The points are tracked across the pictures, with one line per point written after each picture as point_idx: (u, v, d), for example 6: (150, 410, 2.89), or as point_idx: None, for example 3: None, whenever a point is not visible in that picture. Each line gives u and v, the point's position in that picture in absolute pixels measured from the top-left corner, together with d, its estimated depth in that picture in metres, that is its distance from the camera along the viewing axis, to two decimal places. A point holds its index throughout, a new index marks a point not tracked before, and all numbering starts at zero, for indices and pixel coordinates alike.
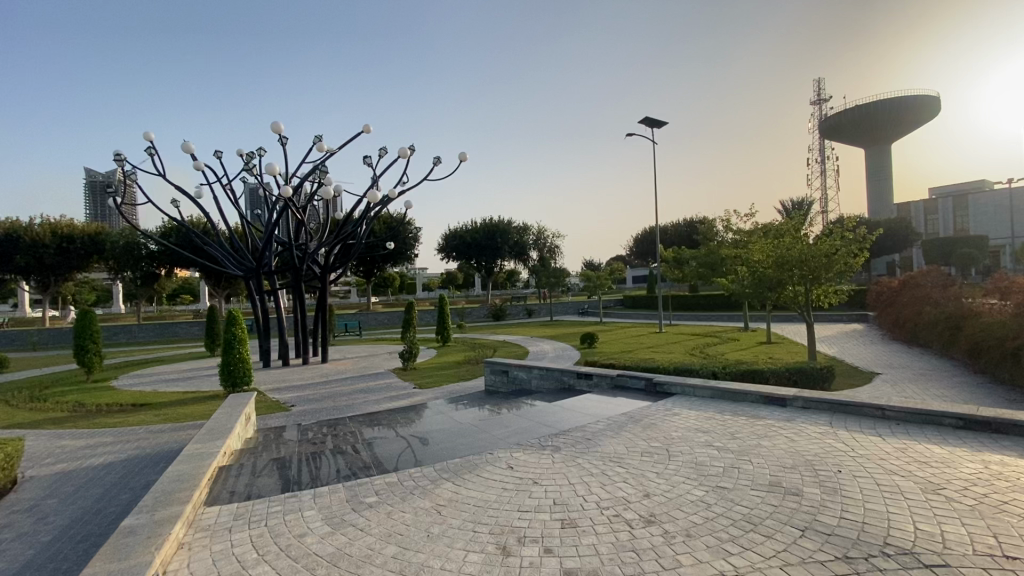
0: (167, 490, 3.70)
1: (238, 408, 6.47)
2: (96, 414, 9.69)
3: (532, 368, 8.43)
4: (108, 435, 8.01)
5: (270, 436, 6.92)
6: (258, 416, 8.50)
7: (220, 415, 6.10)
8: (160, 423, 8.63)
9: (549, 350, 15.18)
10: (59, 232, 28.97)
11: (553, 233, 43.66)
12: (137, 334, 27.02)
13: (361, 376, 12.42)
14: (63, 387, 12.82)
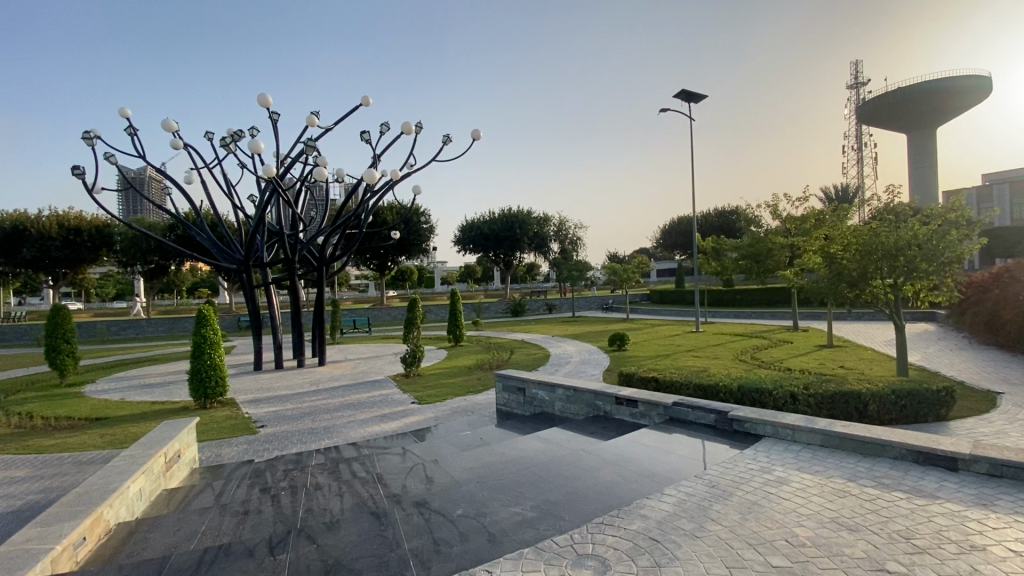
0: None
1: (153, 448, 4.61)
2: (38, 431, 8.12)
3: (556, 387, 6.53)
4: (23, 462, 6.31)
5: (206, 479, 5.04)
6: (214, 442, 6.80)
7: (116, 465, 4.25)
8: (97, 446, 6.94)
9: (573, 353, 13.26)
10: (67, 225, 27.99)
11: (575, 225, 41.54)
12: (145, 329, 26.03)
13: (356, 385, 10.71)
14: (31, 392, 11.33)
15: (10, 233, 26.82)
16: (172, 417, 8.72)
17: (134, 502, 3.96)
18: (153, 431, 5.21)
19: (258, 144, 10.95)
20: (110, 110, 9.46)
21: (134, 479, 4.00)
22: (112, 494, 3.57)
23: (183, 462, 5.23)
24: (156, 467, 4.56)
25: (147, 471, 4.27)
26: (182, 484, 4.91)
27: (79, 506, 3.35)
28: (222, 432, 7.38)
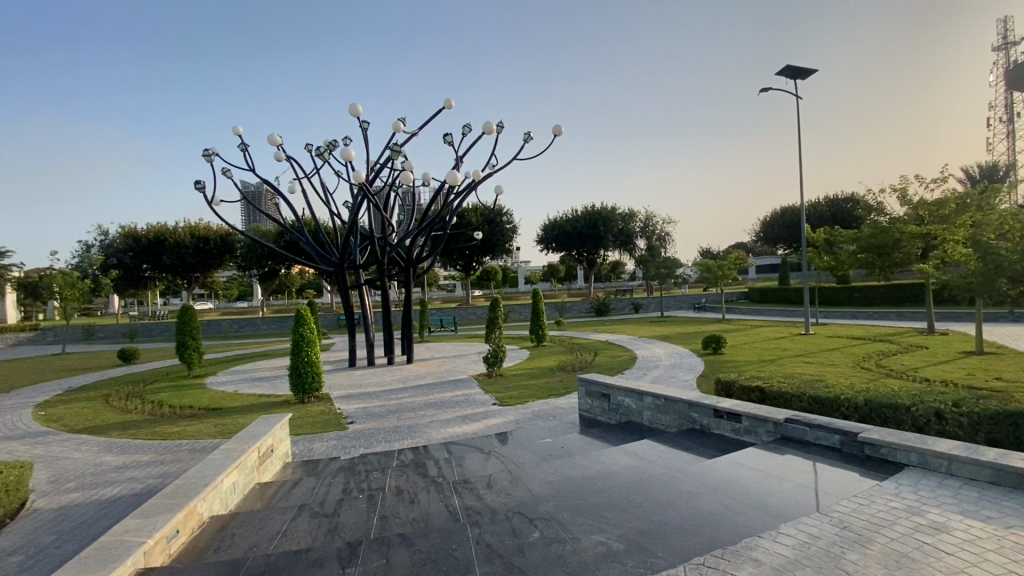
0: None
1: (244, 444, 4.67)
2: (167, 417, 9.07)
3: (644, 395, 6.00)
4: (149, 438, 6.98)
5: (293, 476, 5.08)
6: (308, 437, 7.11)
7: (211, 460, 4.30)
8: (210, 432, 7.54)
9: (663, 355, 12.45)
10: (198, 234, 31.76)
11: (663, 220, 39.62)
12: (260, 326, 28.80)
13: (440, 384, 10.84)
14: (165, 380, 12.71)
15: (154, 243, 31.00)
16: (275, 409, 9.32)
17: (225, 496, 3.94)
18: (250, 427, 5.39)
19: (349, 152, 11.45)
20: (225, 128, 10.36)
21: (226, 474, 4.01)
22: (204, 489, 3.52)
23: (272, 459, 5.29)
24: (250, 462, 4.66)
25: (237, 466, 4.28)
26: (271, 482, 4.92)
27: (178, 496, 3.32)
28: (315, 427, 7.70)
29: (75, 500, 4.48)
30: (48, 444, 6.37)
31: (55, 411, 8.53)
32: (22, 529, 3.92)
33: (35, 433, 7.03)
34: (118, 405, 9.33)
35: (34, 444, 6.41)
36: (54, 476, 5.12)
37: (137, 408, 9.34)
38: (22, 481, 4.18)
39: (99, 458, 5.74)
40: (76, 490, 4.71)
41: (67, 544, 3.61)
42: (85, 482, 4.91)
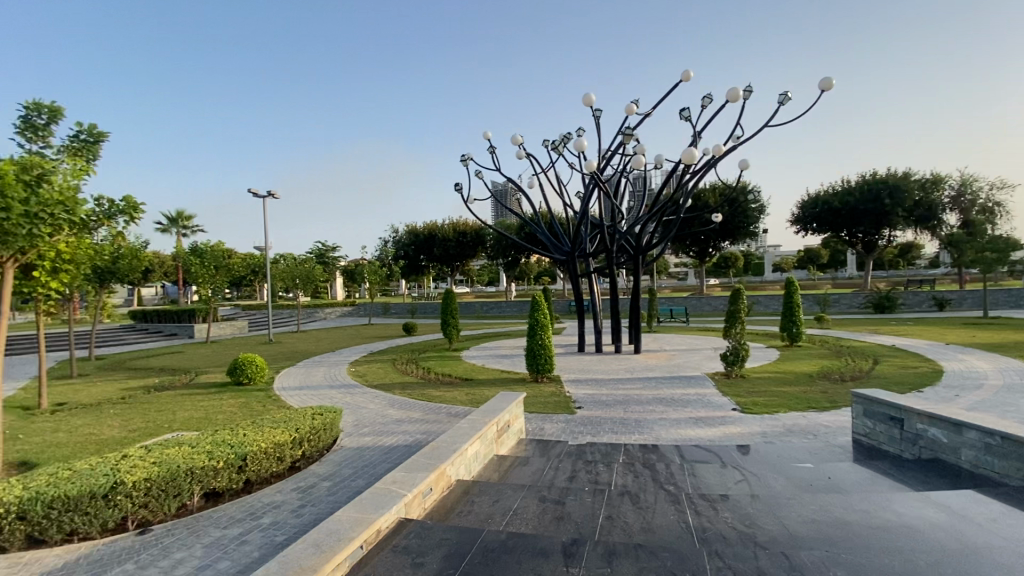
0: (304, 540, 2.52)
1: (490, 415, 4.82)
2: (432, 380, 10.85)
3: (962, 429, 4.36)
4: (419, 396, 8.38)
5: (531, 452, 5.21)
6: (539, 415, 7.48)
7: (463, 425, 4.58)
8: (464, 395, 8.61)
9: (991, 371, 9.04)
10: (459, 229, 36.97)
11: (992, 185, 29.04)
12: (504, 309, 31.67)
13: (671, 379, 10.16)
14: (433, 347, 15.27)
15: (427, 238, 36.65)
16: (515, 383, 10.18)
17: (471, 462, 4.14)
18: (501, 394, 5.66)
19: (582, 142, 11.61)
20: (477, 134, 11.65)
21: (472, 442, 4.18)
22: (454, 454, 3.76)
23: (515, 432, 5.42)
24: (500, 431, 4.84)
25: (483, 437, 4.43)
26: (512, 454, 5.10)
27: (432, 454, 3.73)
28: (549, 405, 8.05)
29: (368, 443, 5.68)
30: (356, 395, 8.26)
31: (361, 369, 11.10)
32: (335, 460, 5.15)
33: (349, 385, 9.28)
34: (401, 366, 11.54)
35: (347, 394, 8.45)
36: (356, 422, 6.61)
37: (412, 368, 11.37)
38: (330, 427, 5.39)
39: (384, 411, 7.14)
40: (368, 436, 5.98)
41: (359, 479, 4.57)
42: (374, 430, 6.19)
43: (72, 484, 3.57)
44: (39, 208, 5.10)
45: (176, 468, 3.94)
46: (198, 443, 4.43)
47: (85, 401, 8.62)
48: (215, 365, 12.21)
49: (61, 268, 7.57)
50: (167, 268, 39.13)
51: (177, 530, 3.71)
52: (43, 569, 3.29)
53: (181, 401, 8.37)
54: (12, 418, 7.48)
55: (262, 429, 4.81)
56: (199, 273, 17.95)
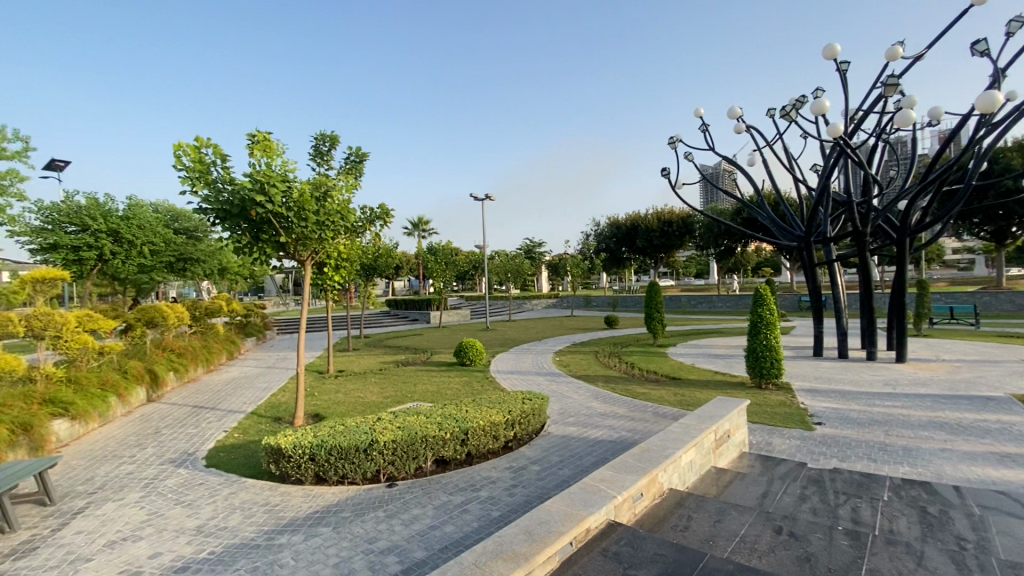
0: (516, 523, 2.55)
1: (709, 421, 4.20)
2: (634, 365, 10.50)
3: None
4: (624, 388, 8.12)
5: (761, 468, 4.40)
6: (762, 416, 6.44)
7: (676, 428, 4.09)
8: (673, 389, 7.99)
9: None
10: (663, 218, 33.19)
11: None
12: (715, 304, 28.62)
13: (960, 399, 7.67)
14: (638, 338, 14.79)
15: (630, 229, 34.58)
16: (732, 374, 9.04)
17: (686, 472, 3.65)
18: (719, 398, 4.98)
19: (822, 103, 9.63)
20: (690, 114, 10.70)
21: (689, 450, 3.67)
22: (667, 460, 3.35)
23: (738, 443, 4.64)
24: (721, 440, 4.21)
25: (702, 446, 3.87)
26: (735, 468, 4.38)
27: (643, 454, 3.46)
28: (779, 407, 6.88)
29: (574, 433, 5.70)
30: (561, 385, 8.44)
31: (566, 359, 11.38)
32: (543, 446, 5.29)
33: (555, 374, 9.53)
34: (604, 358, 11.45)
35: (554, 382, 8.72)
36: (562, 410, 6.73)
37: (616, 359, 11.14)
38: (538, 411, 5.56)
39: (589, 403, 7.10)
40: (574, 426, 6.01)
41: (566, 469, 4.58)
42: (580, 421, 6.19)
43: (344, 437, 4.41)
44: (326, 217, 6.49)
45: (415, 433, 4.54)
46: (431, 414, 5.05)
47: (356, 370, 10.85)
48: (445, 348, 14.08)
49: (340, 265, 9.60)
50: (411, 265, 47.12)
51: (415, 489, 4.27)
52: (326, 501, 4.15)
53: (419, 376, 9.82)
54: (313, 379, 9.90)
55: (480, 408, 5.23)
56: (433, 268, 20.98)
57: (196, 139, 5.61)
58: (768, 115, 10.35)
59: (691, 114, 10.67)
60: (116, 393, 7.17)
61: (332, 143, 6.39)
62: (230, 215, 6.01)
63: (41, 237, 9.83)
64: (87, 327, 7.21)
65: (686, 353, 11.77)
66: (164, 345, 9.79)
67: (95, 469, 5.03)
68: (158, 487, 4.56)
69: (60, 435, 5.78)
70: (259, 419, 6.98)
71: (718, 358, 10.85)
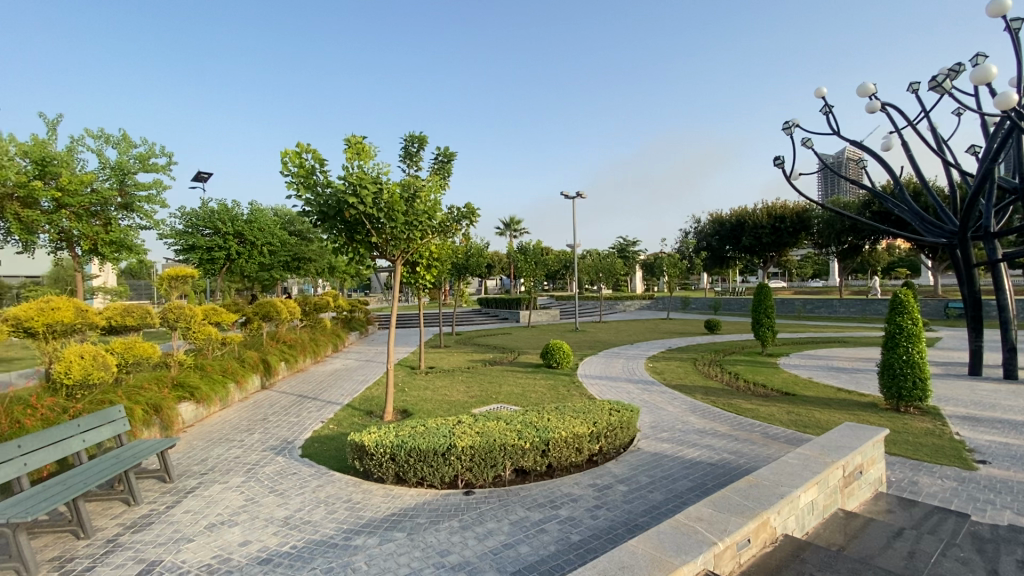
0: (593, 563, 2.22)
1: (834, 454, 3.48)
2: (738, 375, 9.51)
3: None
4: (726, 402, 7.34)
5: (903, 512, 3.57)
6: (903, 447, 5.37)
7: (791, 459, 3.44)
8: (785, 406, 7.05)
9: None
10: (775, 213, 30.25)
11: None
12: (837, 309, 25.40)
13: None
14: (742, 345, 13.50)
15: (736, 226, 32.01)
16: (860, 392, 7.79)
17: (805, 515, 3.03)
18: (847, 424, 4.16)
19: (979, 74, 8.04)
20: (811, 93, 9.39)
21: (809, 488, 3.03)
22: (782, 500, 2.78)
23: (870, 481, 3.83)
24: (850, 476, 3.48)
25: (825, 484, 3.20)
26: (868, 512, 3.60)
27: (749, 486, 2.93)
28: (922, 437, 5.74)
29: (667, 452, 5.18)
30: (655, 394, 7.83)
31: (660, 366, 10.65)
32: (631, 463, 4.85)
33: (648, 382, 8.91)
34: (703, 366, 10.54)
35: (646, 391, 8.14)
36: (654, 424, 6.20)
37: (717, 368, 10.21)
38: (626, 425, 5.12)
39: (685, 417, 6.47)
40: (667, 442, 5.47)
41: (657, 493, 4.12)
42: (673, 437, 5.63)
43: (423, 439, 4.36)
44: (415, 218, 6.56)
45: (493, 441, 4.36)
46: (511, 421, 4.85)
47: (445, 367, 11.04)
48: (532, 348, 13.91)
49: (432, 264, 9.79)
50: (503, 264, 47.88)
51: (492, 499, 4.08)
52: (404, 504, 4.10)
53: (505, 377, 9.73)
54: (405, 374, 10.22)
55: (564, 417, 4.92)
56: (523, 268, 20.98)
57: (298, 144, 5.94)
58: (912, 88, 8.77)
59: (812, 94, 9.36)
60: (234, 380, 7.90)
61: (420, 144, 6.44)
62: (327, 217, 6.30)
63: (182, 239, 11.22)
64: (212, 320, 8.02)
65: (801, 365, 10.44)
66: (278, 337, 10.72)
67: (210, 451, 5.51)
68: (258, 474, 4.86)
69: (185, 417, 6.45)
70: (353, 412, 7.29)
71: (840, 372, 9.47)
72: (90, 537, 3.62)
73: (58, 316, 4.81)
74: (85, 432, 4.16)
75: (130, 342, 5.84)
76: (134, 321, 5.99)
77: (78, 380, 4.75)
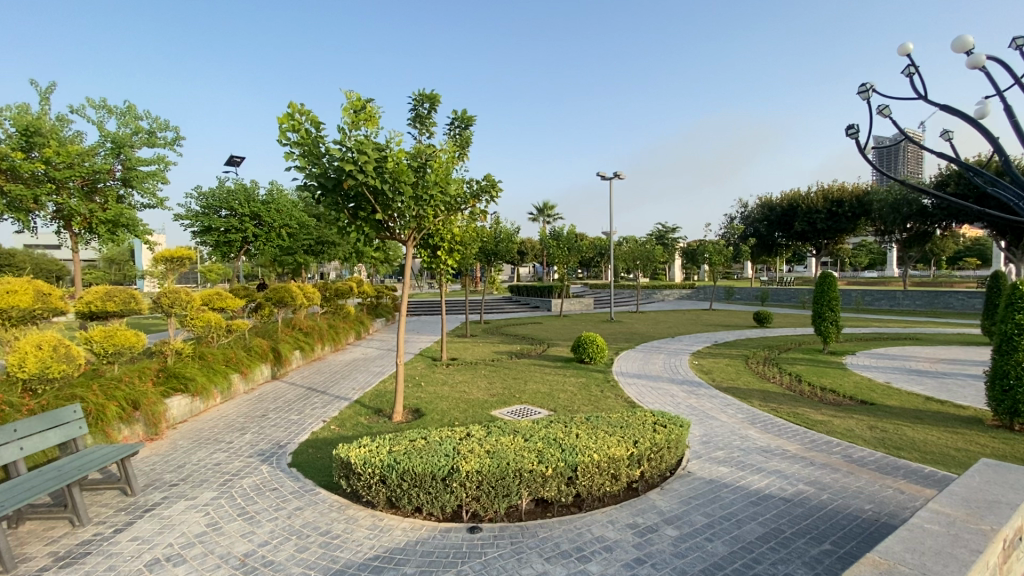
0: None
1: (990, 518, 2.42)
2: (799, 376, 8.28)
3: None
4: (790, 412, 6.18)
5: None
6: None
7: (927, 523, 2.40)
8: (865, 419, 5.84)
9: None
10: (831, 196, 27.87)
11: None
12: (900, 301, 23.16)
13: None
14: (798, 341, 12.11)
15: (787, 210, 29.78)
16: (956, 403, 6.47)
17: None
18: (989, 469, 3.05)
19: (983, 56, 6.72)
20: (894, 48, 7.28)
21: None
22: None
23: None
24: (1016, 548, 2.42)
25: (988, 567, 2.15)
26: None
27: None
28: None
29: (725, 479, 4.15)
30: (704, 400, 6.74)
31: (706, 363, 9.50)
32: (681, 494, 3.87)
33: (693, 383, 7.83)
34: (756, 365, 9.33)
35: (692, 395, 7.08)
36: (706, 438, 5.16)
37: (772, 368, 8.98)
38: (676, 444, 4.15)
39: (744, 430, 5.39)
40: (724, 465, 4.44)
41: (719, 544, 3.13)
42: (732, 458, 4.58)
43: (419, 459, 3.50)
44: (425, 190, 5.64)
45: (506, 464, 3.46)
46: (531, 436, 3.94)
47: (469, 359, 10.25)
48: (564, 339, 12.91)
49: (454, 248, 8.89)
50: (536, 251, 46.82)
51: (503, 542, 3.20)
52: (392, 541, 3.27)
53: (533, 372, 8.81)
54: (424, 366, 9.48)
55: (596, 433, 3.98)
56: (555, 255, 19.88)
57: (288, 106, 5.12)
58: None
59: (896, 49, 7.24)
60: (239, 370, 7.39)
61: (432, 103, 5.48)
62: (326, 189, 5.48)
63: (198, 221, 10.82)
64: (215, 306, 7.48)
65: (873, 366, 9.07)
66: (294, 324, 10.18)
67: (191, 456, 4.89)
68: (233, 488, 4.16)
69: (178, 412, 5.97)
70: (360, 409, 6.54)
71: (925, 377, 8.07)
72: (9, 571, 2.96)
73: (13, 302, 4.26)
74: (24, 439, 3.51)
75: (109, 330, 5.33)
76: (116, 307, 5.50)
77: (33, 374, 4.17)
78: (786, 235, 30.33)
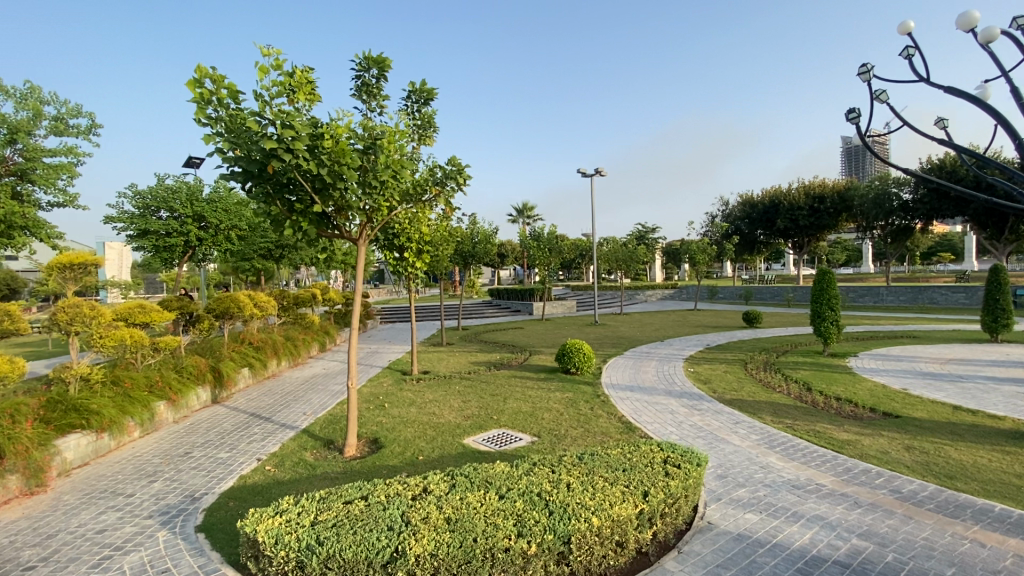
0: None
1: None
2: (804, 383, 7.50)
3: None
4: (810, 429, 5.33)
5: None
6: None
7: None
8: (897, 437, 5.02)
9: None
10: (812, 193, 27.66)
11: None
12: (884, 297, 22.89)
13: None
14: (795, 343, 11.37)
15: (769, 208, 29.50)
16: (988, 413, 5.74)
17: None
18: None
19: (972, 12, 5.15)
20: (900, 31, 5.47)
21: None
22: None
23: None
24: None
25: None
26: None
27: None
28: None
29: (756, 532, 3.24)
30: (711, 418, 5.84)
31: (703, 371, 8.64)
32: (705, 560, 2.93)
33: (693, 397, 6.94)
34: (756, 371, 8.54)
35: (694, 410, 6.20)
36: (722, 471, 4.25)
37: (775, 375, 8.18)
38: (693, 489, 3.25)
39: (765, 458, 4.51)
40: (751, 511, 3.53)
41: None
42: (759, 500, 3.69)
43: (349, 539, 2.50)
44: (375, 175, 4.66)
45: (471, 542, 2.48)
46: (507, 491, 2.97)
47: (442, 372, 9.22)
48: (547, 346, 11.97)
49: (424, 248, 7.87)
50: (516, 253, 46.05)
51: None
52: None
53: (513, 386, 7.85)
54: (392, 383, 8.42)
55: (592, 483, 3.03)
56: (535, 256, 18.93)
57: (196, 70, 3.99)
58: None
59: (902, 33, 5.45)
60: (166, 396, 6.24)
61: (379, 68, 4.47)
62: (252, 176, 4.45)
63: (132, 223, 9.55)
64: (135, 321, 6.32)
65: (882, 369, 8.35)
66: (243, 338, 9.02)
67: (70, 520, 3.78)
68: (108, 571, 3.09)
69: (74, 454, 4.80)
70: (308, 442, 5.48)
71: (940, 381, 7.37)
72: None
73: None
74: None
75: None
76: None
77: None
78: (768, 232, 30.01)
